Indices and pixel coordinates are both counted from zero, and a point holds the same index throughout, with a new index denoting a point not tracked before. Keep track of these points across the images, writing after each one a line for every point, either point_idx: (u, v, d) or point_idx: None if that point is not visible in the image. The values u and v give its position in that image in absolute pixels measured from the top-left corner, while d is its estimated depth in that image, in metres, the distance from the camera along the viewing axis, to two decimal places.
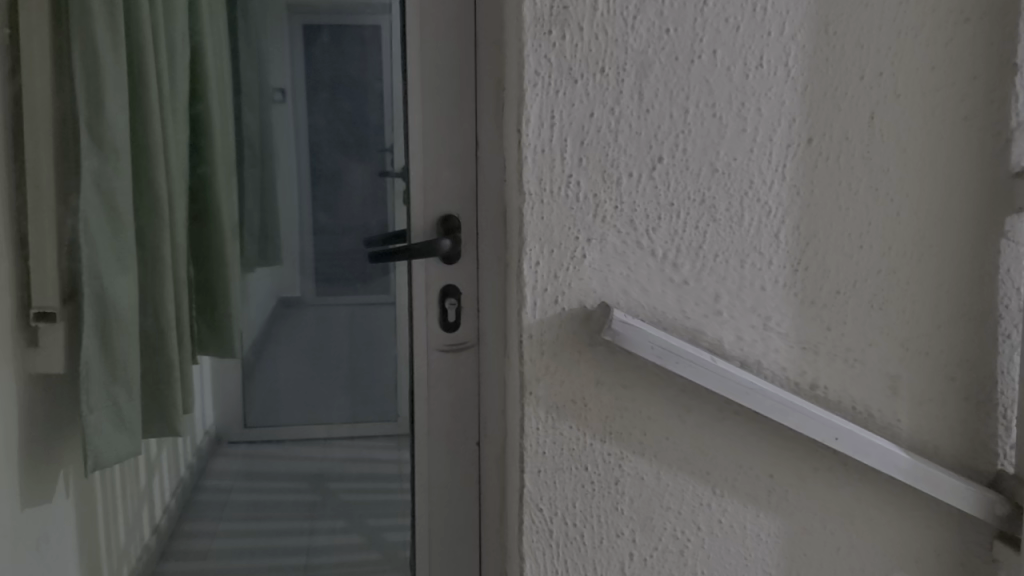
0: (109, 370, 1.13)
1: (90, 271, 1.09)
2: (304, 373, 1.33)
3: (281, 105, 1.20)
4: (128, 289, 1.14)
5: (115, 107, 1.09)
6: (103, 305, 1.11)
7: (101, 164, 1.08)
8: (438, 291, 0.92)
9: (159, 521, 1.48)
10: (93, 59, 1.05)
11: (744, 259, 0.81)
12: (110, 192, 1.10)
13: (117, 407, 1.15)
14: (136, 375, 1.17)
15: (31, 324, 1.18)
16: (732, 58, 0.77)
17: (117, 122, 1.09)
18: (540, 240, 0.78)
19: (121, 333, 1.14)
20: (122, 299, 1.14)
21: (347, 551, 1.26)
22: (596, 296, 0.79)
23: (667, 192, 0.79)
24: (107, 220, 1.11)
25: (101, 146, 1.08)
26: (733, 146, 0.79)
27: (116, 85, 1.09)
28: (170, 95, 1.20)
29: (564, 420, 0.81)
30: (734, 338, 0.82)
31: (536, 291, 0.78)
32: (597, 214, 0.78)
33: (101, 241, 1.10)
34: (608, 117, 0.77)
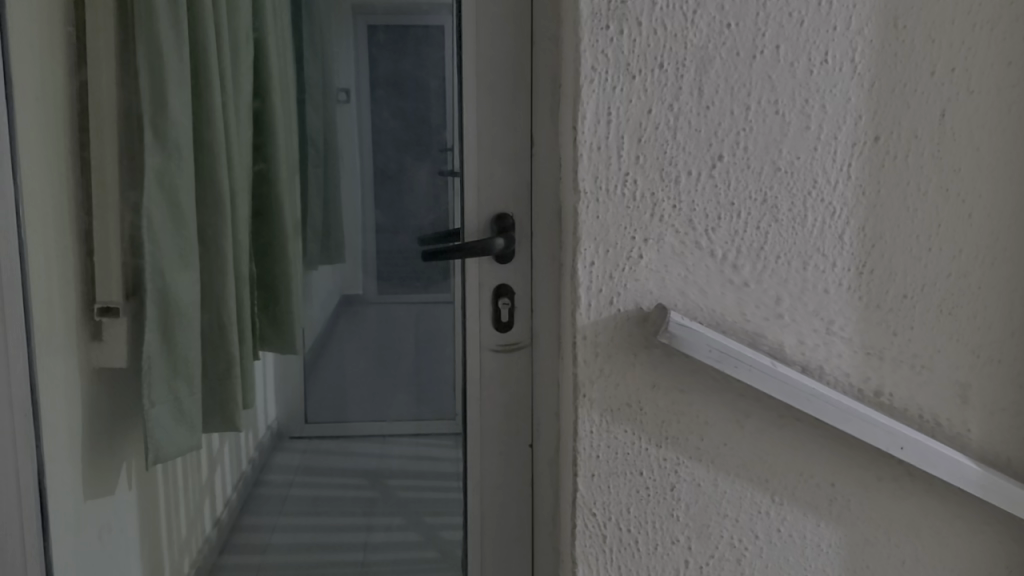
0: (171, 366, 1.16)
1: (153, 268, 1.12)
2: (366, 369, 1.30)
3: (344, 105, 1.18)
4: (190, 285, 1.16)
5: (179, 106, 1.11)
6: (166, 301, 1.13)
7: (165, 162, 1.11)
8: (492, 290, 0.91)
9: (220, 514, 1.44)
10: (158, 59, 1.07)
11: (807, 261, 0.78)
12: (173, 189, 1.12)
13: (178, 402, 1.18)
14: (196, 370, 1.19)
15: (95, 318, 1.21)
16: (796, 53, 0.75)
17: (180, 121, 1.11)
18: (595, 238, 0.76)
19: (184, 329, 1.16)
20: (186, 295, 1.16)
21: (404, 549, 1.32)
22: (653, 297, 0.77)
23: (727, 192, 0.77)
24: (170, 216, 1.13)
25: (163, 144, 1.10)
26: (796, 144, 0.76)
27: (180, 83, 1.10)
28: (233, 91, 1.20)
29: (618, 424, 0.79)
30: (796, 342, 0.79)
31: (591, 291, 0.77)
32: (655, 214, 0.76)
33: (163, 237, 1.12)
34: (666, 113, 0.75)
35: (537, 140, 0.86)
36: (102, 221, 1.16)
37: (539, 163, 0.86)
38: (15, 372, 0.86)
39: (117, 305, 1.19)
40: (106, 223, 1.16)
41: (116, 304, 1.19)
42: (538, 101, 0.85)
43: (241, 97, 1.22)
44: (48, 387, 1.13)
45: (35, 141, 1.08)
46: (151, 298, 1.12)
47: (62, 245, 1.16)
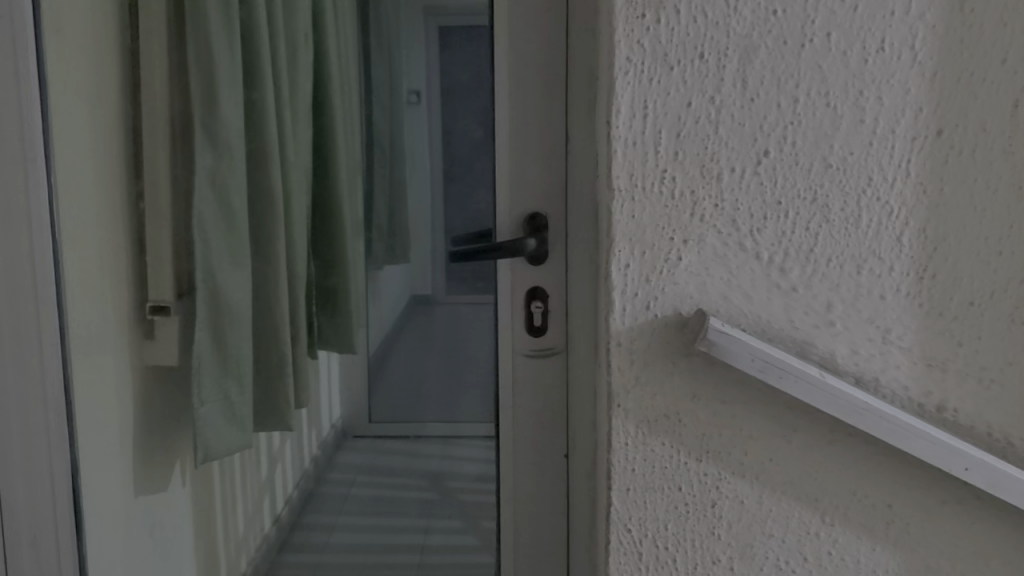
0: (220, 364, 1.15)
1: (204, 269, 1.11)
2: (441, 370, 1.23)
3: (416, 107, 1.15)
4: (239, 284, 1.15)
5: (229, 104, 1.10)
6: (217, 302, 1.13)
7: (215, 162, 1.10)
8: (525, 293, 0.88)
9: (280, 513, 1.47)
10: (207, 57, 1.06)
11: (861, 265, 0.72)
12: (224, 188, 1.11)
13: (229, 400, 1.17)
14: (247, 369, 1.18)
15: (147, 317, 1.20)
16: (849, 41, 0.70)
17: (230, 119, 1.10)
18: (631, 238, 0.72)
19: (235, 328, 1.16)
20: (236, 293, 1.15)
21: (463, 552, 1.25)
22: (693, 302, 0.72)
23: (774, 190, 0.71)
24: (221, 214, 1.12)
25: (214, 143, 1.10)
26: (849, 139, 0.71)
27: (230, 81, 1.09)
28: (291, 91, 1.24)
29: (656, 436, 0.74)
30: (849, 352, 0.73)
31: (626, 295, 0.72)
32: (695, 213, 0.71)
33: (214, 237, 1.11)
34: (707, 106, 0.70)
35: (574, 135, 0.82)
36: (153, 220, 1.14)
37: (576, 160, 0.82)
38: (48, 362, 0.87)
39: (168, 303, 1.17)
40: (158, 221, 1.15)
41: (168, 302, 1.17)
42: (575, 94, 0.81)
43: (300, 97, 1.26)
44: (101, 386, 1.11)
45: (92, 138, 1.06)
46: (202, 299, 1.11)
47: (117, 245, 1.14)
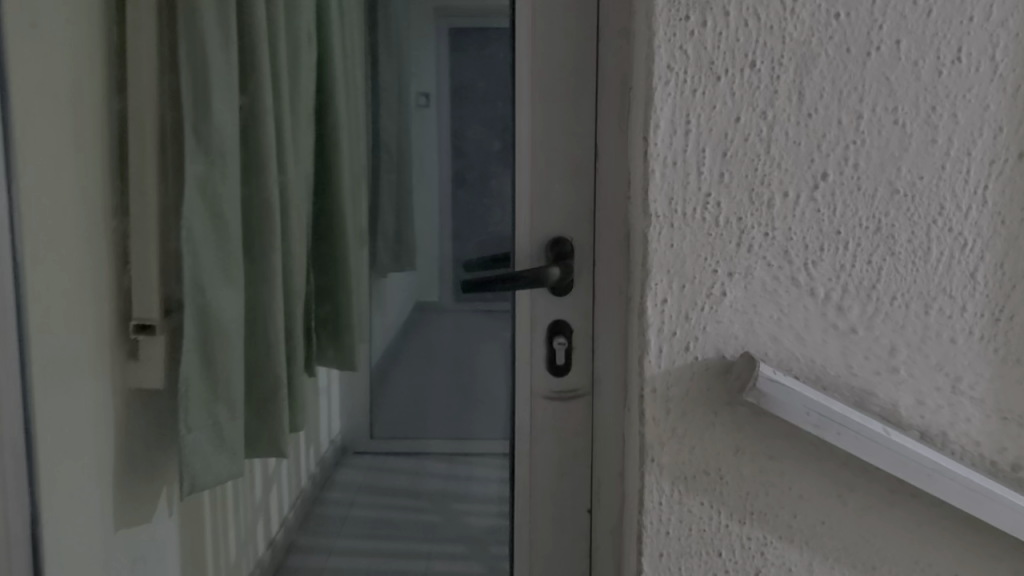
0: (210, 388, 1.07)
1: (193, 284, 1.02)
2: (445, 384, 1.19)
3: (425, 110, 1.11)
4: (232, 303, 1.07)
5: (222, 108, 1.01)
6: (207, 321, 1.05)
7: (206, 171, 1.01)
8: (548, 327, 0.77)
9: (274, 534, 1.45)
10: (200, 56, 0.98)
11: (928, 304, 0.64)
12: (216, 198, 1.02)
13: (218, 426, 1.08)
14: (238, 393, 1.10)
15: (132, 336, 1.11)
16: (921, 50, 0.61)
17: (224, 124, 1.01)
18: (670, 270, 0.63)
19: (226, 350, 1.07)
20: (228, 311, 1.07)
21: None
22: (738, 343, 0.64)
23: (832, 219, 0.63)
24: (212, 227, 1.03)
25: (207, 150, 1.01)
26: (919, 161, 0.62)
27: (223, 84, 1.01)
28: (293, 96, 1.16)
29: (694, 495, 0.66)
30: (913, 402, 0.65)
31: (662, 334, 0.64)
32: (742, 243, 0.63)
33: (205, 250, 1.03)
34: (759, 123, 0.62)
35: (602, 152, 0.73)
36: (139, 232, 1.04)
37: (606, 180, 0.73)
38: (6, 394, 0.79)
39: (154, 322, 1.07)
40: (142, 232, 1.04)
41: (154, 321, 1.07)
42: (604, 107, 0.72)
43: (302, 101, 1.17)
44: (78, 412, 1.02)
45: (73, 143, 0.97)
46: (191, 318, 1.03)
47: (99, 260, 1.04)
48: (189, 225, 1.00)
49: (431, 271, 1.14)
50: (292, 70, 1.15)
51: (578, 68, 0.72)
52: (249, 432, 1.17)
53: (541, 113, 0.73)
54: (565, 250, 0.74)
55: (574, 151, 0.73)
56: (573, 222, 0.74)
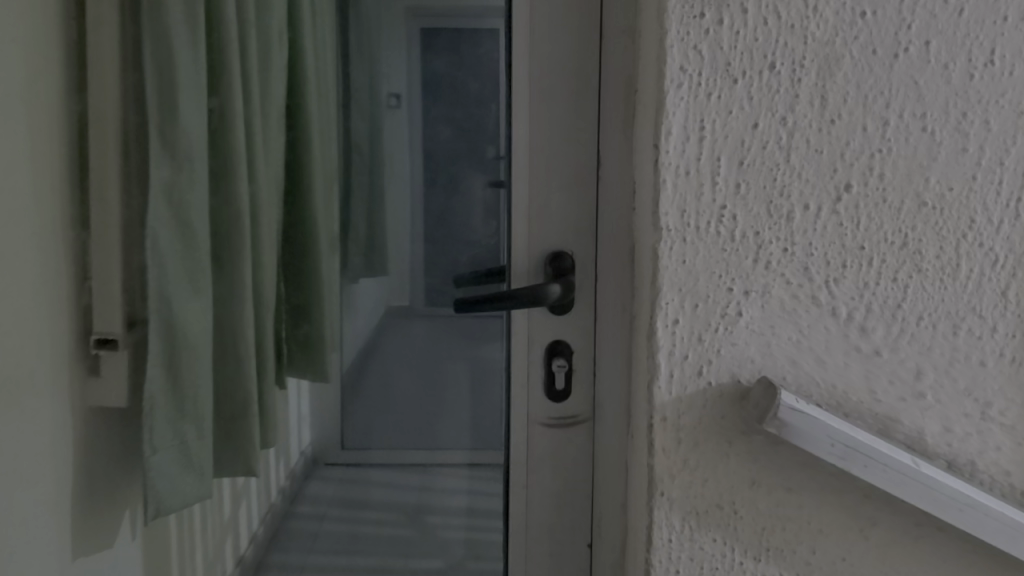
0: (177, 405, 1.00)
1: (158, 294, 0.95)
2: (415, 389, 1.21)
3: (396, 111, 1.14)
4: (200, 314, 1.01)
5: (189, 110, 0.95)
6: (173, 335, 0.98)
7: (173, 175, 0.95)
8: (546, 350, 0.71)
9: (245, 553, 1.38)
10: (166, 55, 0.92)
11: (956, 323, 0.59)
12: (184, 204, 0.96)
13: (185, 445, 1.01)
14: (206, 409, 1.03)
15: (91, 352, 1.03)
16: (951, 51, 0.56)
17: (192, 127, 0.95)
18: (681, 288, 0.58)
19: (193, 365, 1.00)
20: (195, 323, 1.00)
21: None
22: (755, 367, 0.59)
23: (856, 233, 0.58)
24: (178, 234, 0.97)
25: (174, 154, 0.95)
26: (948, 171, 0.58)
27: (191, 84, 0.95)
28: (263, 95, 1.10)
29: (706, 531, 0.61)
30: (940, 430, 0.60)
31: (673, 357, 0.59)
32: (759, 259, 0.58)
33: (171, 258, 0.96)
34: (778, 129, 0.57)
35: (603, 159, 0.68)
36: (101, 241, 0.98)
37: (609, 189, 0.67)
38: None
39: (116, 336, 1.00)
40: (104, 241, 0.98)
41: (116, 335, 1.00)
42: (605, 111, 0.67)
43: (274, 101, 1.12)
44: (33, 434, 0.94)
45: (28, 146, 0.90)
46: (156, 331, 0.96)
47: (57, 270, 0.97)
48: (155, 232, 0.94)
49: (403, 271, 1.16)
50: (264, 70, 1.09)
51: (578, 69, 0.67)
52: (217, 451, 1.10)
53: (537, 117, 0.68)
54: (565, 266, 0.68)
55: (574, 158, 0.68)
56: (572, 234, 0.69)
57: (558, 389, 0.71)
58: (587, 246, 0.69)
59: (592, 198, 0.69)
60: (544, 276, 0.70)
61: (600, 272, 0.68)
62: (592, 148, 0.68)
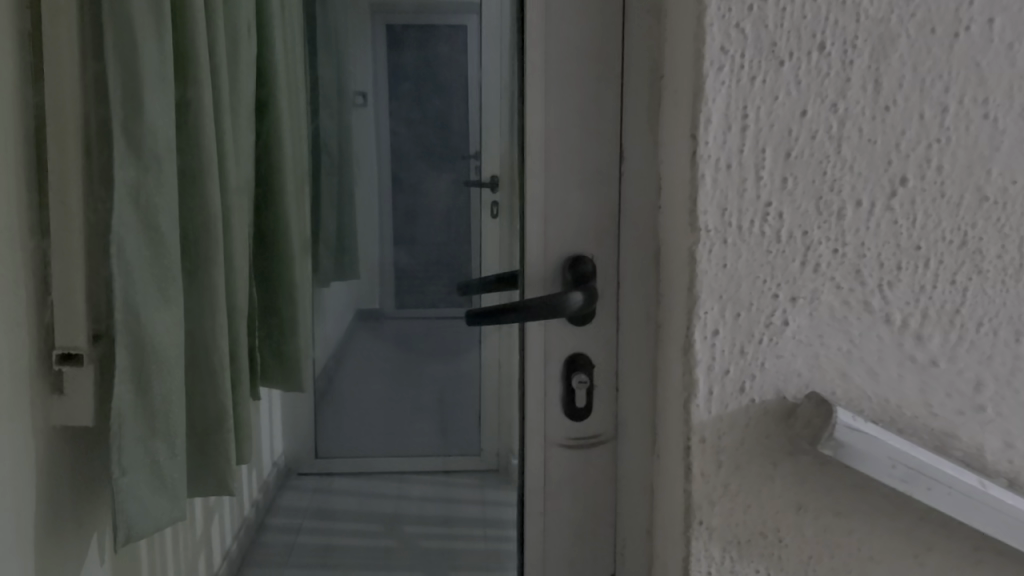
0: (146, 423, 0.91)
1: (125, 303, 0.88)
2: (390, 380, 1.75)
3: (362, 109, 1.51)
4: (170, 323, 0.93)
5: (156, 107, 0.88)
6: (144, 346, 0.90)
7: (140, 176, 0.88)
8: (563, 364, 0.65)
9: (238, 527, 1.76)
10: (129, 46, 0.85)
11: (1020, 330, 0.53)
12: (151, 207, 0.89)
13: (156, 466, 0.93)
14: (179, 427, 0.95)
15: (55, 368, 0.95)
16: (1018, 30, 0.50)
17: (158, 125, 0.88)
18: (723, 294, 0.53)
19: (163, 379, 0.92)
20: (163, 334, 0.92)
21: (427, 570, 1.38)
22: (803, 381, 0.53)
23: (912, 231, 0.52)
24: (146, 239, 0.90)
25: (140, 154, 0.87)
26: (1012, 162, 0.51)
27: (157, 78, 0.88)
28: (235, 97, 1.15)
29: (748, 561, 0.56)
30: (1001, 446, 0.54)
31: (712, 372, 0.54)
32: (808, 261, 0.52)
33: (137, 264, 0.88)
34: (828, 117, 0.51)
35: (624, 154, 0.63)
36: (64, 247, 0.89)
37: (632, 187, 0.62)
38: None
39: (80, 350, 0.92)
40: (67, 248, 0.90)
41: (81, 348, 0.91)
42: (624, 102, 0.62)
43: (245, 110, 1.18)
44: None
45: None
46: (123, 342, 0.88)
47: (14, 279, 0.88)
48: (120, 236, 0.86)
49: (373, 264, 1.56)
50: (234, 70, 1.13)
51: (598, 55, 0.62)
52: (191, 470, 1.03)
53: (550, 108, 0.63)
54: (585, 272, 0.62)
55: (593, 153, 0.63)
56: (592, 237, 0.64)
57: (579, 409, 0.65)
58: (608, 249, 0.64)
59: (612, 197, 0.63)
60: (562, 284, 0.64)
61: (623, 276, 0.63)
62: (612, 141, 0.62)
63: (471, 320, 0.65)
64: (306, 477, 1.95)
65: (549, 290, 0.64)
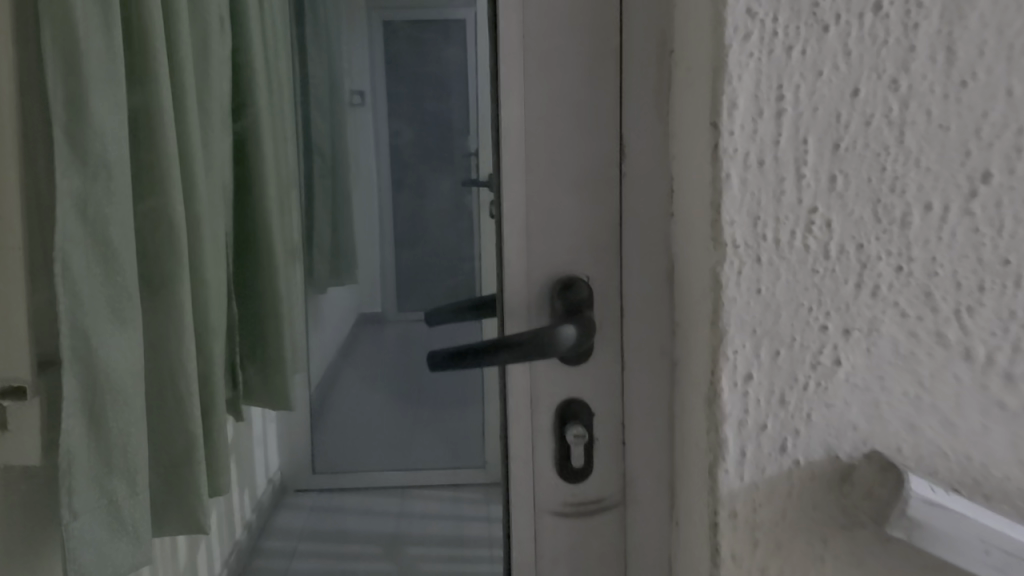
0: (103, 462, 0.83)
1: (75, 327, 0.80)
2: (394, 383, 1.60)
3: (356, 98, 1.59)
4: (123, 347, 0.84)
5: (103, 109, 0.81)
6: (94, 374, 0.81)
7: (87, 184, 0.80)
8: (557, 414, 0.55)
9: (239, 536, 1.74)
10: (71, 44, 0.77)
11: None
12: (104, 217, 0.82)
13: (115, 507, 0.85)
14: (140, 463, 0.87)
15: None
16: None
17: (106, 128, 0.81)
18: (757, 329, 0.41)
19: (119, 413, 0.84)
20: (122, 362, 0.84)
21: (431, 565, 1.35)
22: (859, 435, 0.42)
23: (999, 242, 0.39)
24: (97, 256, 0.82)
25: (84, 161, 0.79)
26: None
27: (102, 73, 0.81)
28: (204, 91, 1.19)
29: None
30: None
31: (744, 425, 0.42)
32: (864, 283, 0.40)
33: (88, 284, 0.80)
34: (888, 97, 0.39)
35: (627, 148, 0.51)
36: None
37: (636, 193, 0.51)
38: None
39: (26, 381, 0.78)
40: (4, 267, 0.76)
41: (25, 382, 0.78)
42: (624, 84, 0.50)
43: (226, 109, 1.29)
44: None
45: None
46: (71, 369, 0.79)
47: None
48: (66, 252, 0.78)
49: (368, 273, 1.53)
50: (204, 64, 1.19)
51: (589, 31, 0.50)
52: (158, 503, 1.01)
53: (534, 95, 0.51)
54: (580, 298, 0.52)
55: (587, 149, 0.52)
56: (589, 255, 0.53)
57: (574, 468, 0.55)
58: (609, 269, 0.53)
59: (611, 204, 0.52)
60: (551, 315, 0.53)
61: (626, 304, 0.53)
62: (608, 136, 0.51)
63: (435, 366, 0.54)
64: (303, 495, 1.94)
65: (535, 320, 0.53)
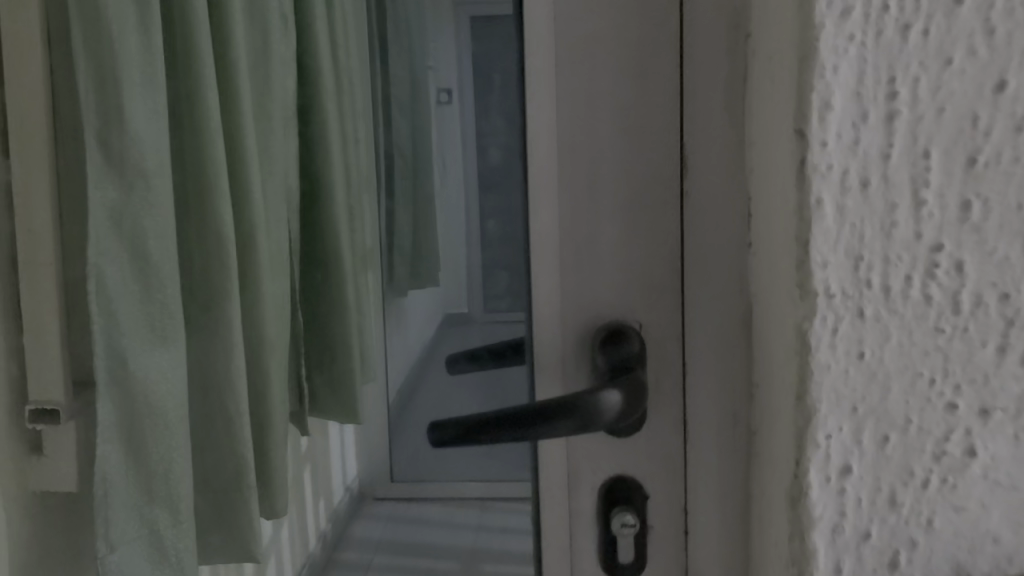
0: (142, 489, 0.73)
1: (110, 349, 0.70)
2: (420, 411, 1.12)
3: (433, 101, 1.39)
4: (168, 372, 0.74)
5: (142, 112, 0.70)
6: (133, 400, 0.71)
7: (123, 199, 0.70)
8: (605, 495, 0.46)
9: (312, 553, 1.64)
10: (101, 45, 0.67)
11: None
12: (141, 234, 0.72)
13: (158, 536, 0.74)
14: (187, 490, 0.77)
15: (29, 425, 0.77)
16: None
17: (145, 132, 0.71)
18: (859, 407, 0.32)
19: (160, 436, 0.74)
20: (162, 379, 0.73)
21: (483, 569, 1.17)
22: (1003, 538, 0.33)
23: None
24: (137, 277, 0.72)
25: (120, 173, 0.70)
26: None
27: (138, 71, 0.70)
28: (264, 90, 1.12)
29: None
30: None
31: (843, 532, 0.33)
32: (1010, 344, 0.32)
33: (122, 302, 0.70)
34: None
35: (686, 169, 0.42)
36: (29, 285, 0.72)
37: (698, 230, 0.42)
38: None
39: (57, 405, 0.74)
40: (35, 286, 0.72)
41: (57, 405, 0.74)
42: (685, 90, 0.42)
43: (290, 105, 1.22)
44: None
45: None
46: (108, 396, 0.70)
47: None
48: (99, 268, 0.68)
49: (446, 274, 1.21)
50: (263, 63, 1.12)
51: (639, 39, 0.42)
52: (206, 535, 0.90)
53: (571, 105, 0.43)
54: (631, 355, 0.43)
55: (639, 170, 0.43)
56: (638, 300, 0.44)
57: (622, 564, 0.47)
58: (664, 316, 0.44)
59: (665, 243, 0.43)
60: (595, 374, 0.44)
61: (687, 357, 0.44)
62: (663, 161, 0.43)
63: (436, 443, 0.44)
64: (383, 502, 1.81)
65: (574, 381, 0.45)
